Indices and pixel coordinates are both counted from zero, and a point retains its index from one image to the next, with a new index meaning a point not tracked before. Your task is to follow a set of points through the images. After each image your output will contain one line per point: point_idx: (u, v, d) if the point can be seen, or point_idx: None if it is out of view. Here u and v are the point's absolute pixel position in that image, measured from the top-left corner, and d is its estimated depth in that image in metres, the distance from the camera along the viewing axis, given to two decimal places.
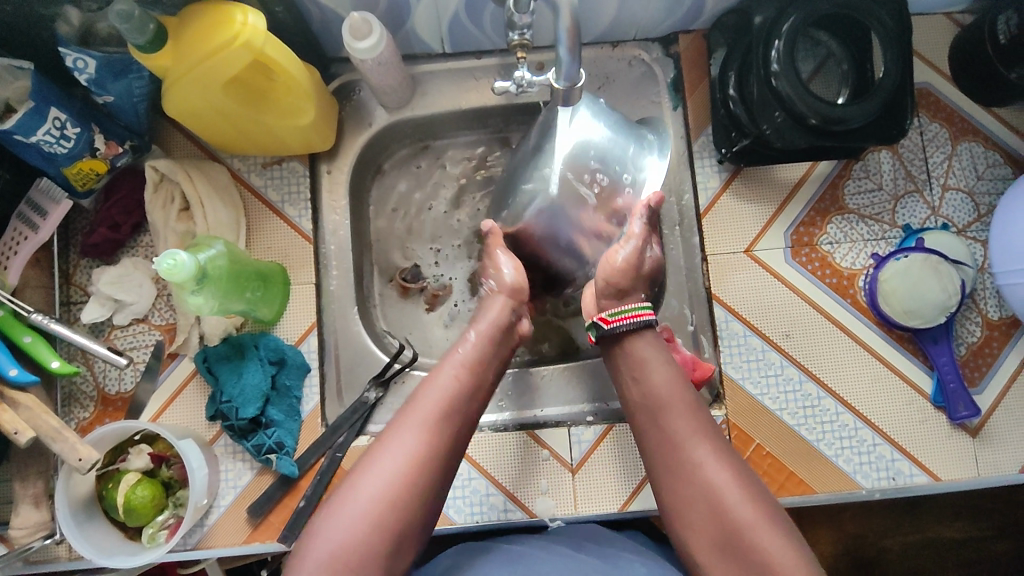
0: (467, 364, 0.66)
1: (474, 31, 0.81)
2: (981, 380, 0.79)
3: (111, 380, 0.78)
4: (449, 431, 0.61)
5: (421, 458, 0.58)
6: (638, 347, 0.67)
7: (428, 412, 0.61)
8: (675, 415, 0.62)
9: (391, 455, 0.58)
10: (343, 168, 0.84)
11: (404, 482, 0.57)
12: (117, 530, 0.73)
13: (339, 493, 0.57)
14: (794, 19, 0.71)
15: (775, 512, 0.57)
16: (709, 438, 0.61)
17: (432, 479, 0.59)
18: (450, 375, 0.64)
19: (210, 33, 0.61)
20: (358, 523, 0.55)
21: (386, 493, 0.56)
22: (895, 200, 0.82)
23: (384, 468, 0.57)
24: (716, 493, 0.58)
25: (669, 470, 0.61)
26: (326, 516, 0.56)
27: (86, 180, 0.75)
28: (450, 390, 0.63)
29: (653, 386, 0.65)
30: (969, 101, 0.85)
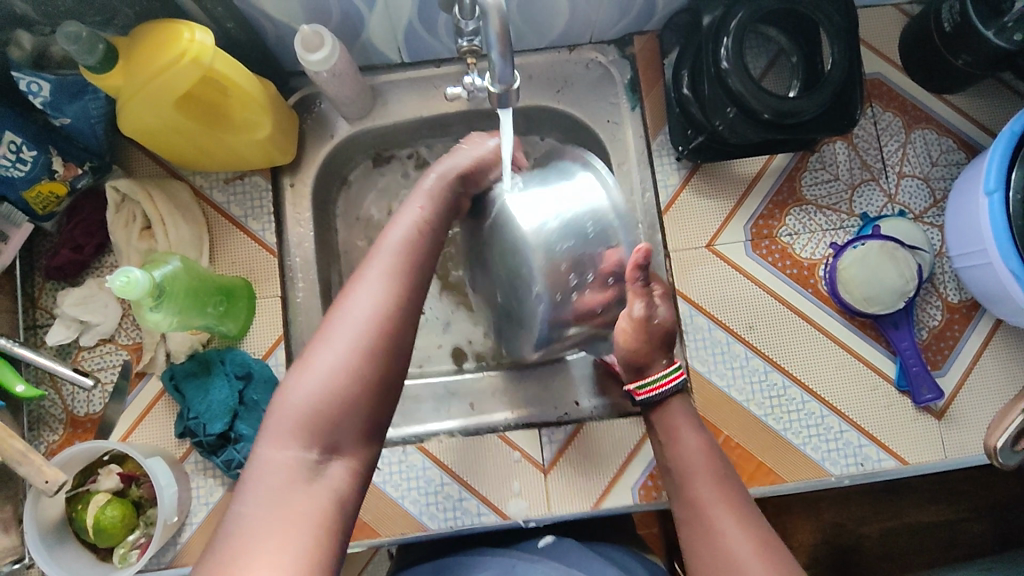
0: (426, 220, 0.65)
1: (430, 39, 0.82)
2: (944, 363, 0.80)
3: (80, 402, 0.77)
4: (415, 275, 0.60)
5: (392, 300, 0.56)
6: (670, 416, 0.69)
7: (389, 261, 0.59)
8: (699, 482, 0.64)
9: (360, 301, 0.56)
10: (307, 181, 0.85)
11: (377, 324, 0.55)
12: (88, 552, 0.72)
13: (309, 347, 0.54)
14: (741, 15, 0.73)
15: None
16: (733, 507, 0.61)
17: (404, 323, 0.57)
18: (410, 226, 0.63)
19: (158, 51, 0.62)
20: (336, 369, 0.53)
21: (361, 337, 0.54)
22: (851, 189, 0.84)
23: (354, 314, 0.55)
24: (735, 562, 0.57)
25: (699, 542, 0.60)
26: (303, 366, 0.53)
27: (46, 203, 0.75)
28: (410, 238, 0.62)
29: (680, 452, 0.67)
30: (920, 89, 0.87)
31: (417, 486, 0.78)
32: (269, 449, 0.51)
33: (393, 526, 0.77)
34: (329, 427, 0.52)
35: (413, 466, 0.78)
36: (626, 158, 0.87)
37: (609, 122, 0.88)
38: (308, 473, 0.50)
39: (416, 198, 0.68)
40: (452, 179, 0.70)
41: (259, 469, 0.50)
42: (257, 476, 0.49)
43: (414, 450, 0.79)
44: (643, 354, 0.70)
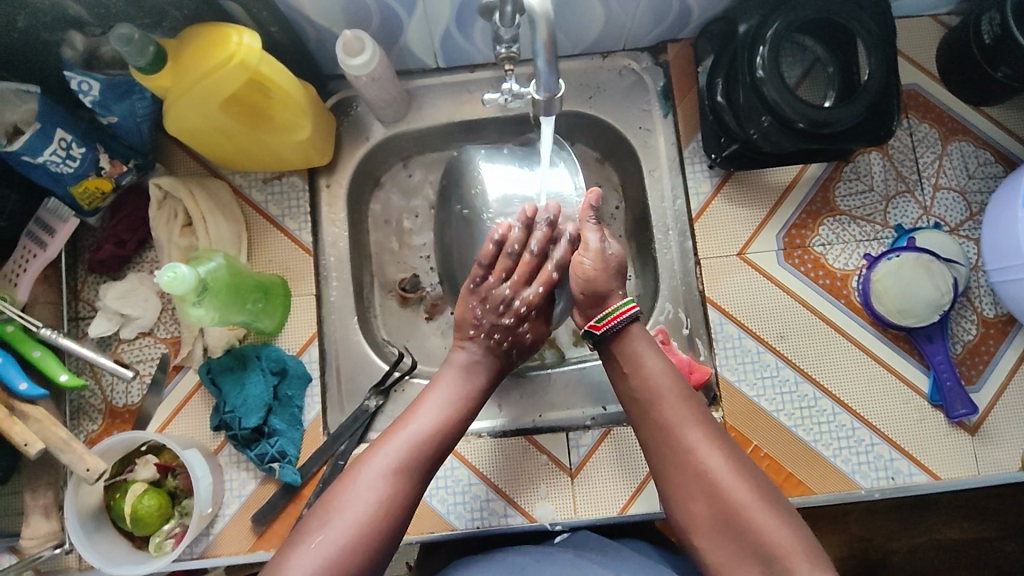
0: (452, 399, 0.67)
1: (466, 45, 0.83)
2: (978, 378, 0.79)
3: (119, 393, 0.79)
4: (430, 460, 0.62)
5: (400, 491, 0.59)
6: (632, 344, 0.67)
7: (410, 442, 0.61)
8: (667, 405, 0.63)
9: (370, 486, 0.58)
10: (342, 182, 0.86)
11: (379, 509, 0.57)
12: (124, 540, 0.74)
13: (312, 521, 0.56)
14: (778, 25, 0.73)
15: (771, 494, 0.58)
16: (702, 424, 0.61)
17: (406, 511, 0.59)
18: (439, 405, 0.66)
19: (206, 54, 0.63)
20: (332, 552, 0.54)
21: (364, 522, 0.56)
22: (886, 201, 0.83)
23: (362, 495, 0.57)
24: (710, 479, 0.58)
25: (669, 458, 0.61)
26: (304, 541, 0.55)
27: (92, 199, 0.77)
28: (436, 420, 0.64)
29: (647, 377, 0.65)
30: (958, 101, 0.86)
31: (445, 485, 0.79)
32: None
33: (421, 524, 0.77)
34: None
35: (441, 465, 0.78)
36: (657, 164, 0.88)
37: (640, 129, 0.88)
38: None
39: (446, 371, 0.71)
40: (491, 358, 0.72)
41: None
42: None
43: None
44: (602, 282, 0.69)
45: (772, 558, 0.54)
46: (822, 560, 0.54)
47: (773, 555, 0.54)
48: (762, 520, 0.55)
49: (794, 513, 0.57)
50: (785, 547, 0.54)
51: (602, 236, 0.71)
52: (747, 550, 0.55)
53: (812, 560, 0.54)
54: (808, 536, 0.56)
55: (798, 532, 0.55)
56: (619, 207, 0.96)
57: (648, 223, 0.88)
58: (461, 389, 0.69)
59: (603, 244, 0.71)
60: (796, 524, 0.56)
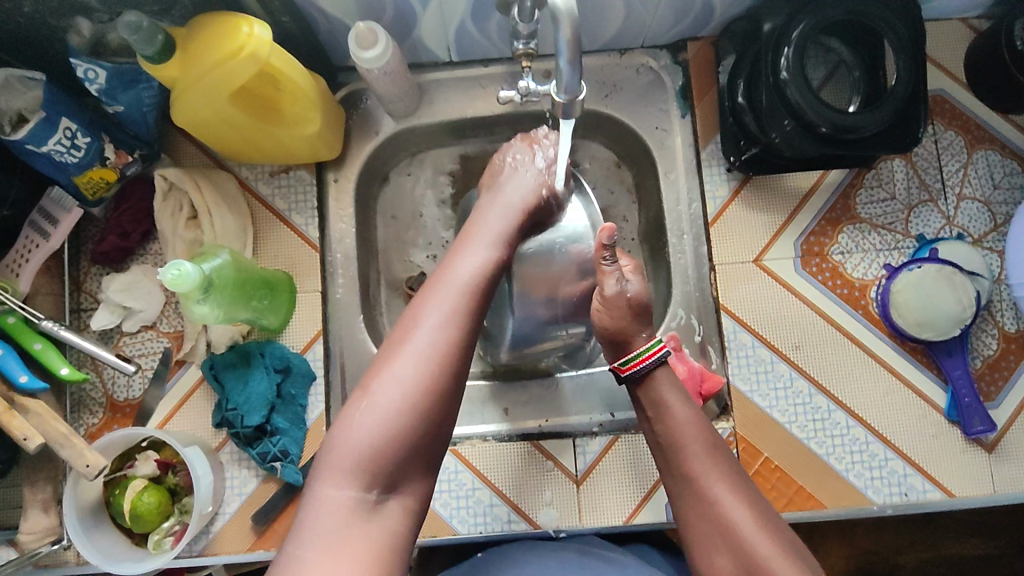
0: (493, 243, 0.63)
1: (481, 39, 0.81)
2: (997, 395, 0.78)
3: (120, 387, 0.78)
4: (482, 301, 0.58)
5: (455, 335, 0.55)
6: (658, 390, 0.68)
7: (458, 287, 0.57)
8: (692, 456, 0.64)
9: (424, 334, 0.54)
10: (350, 177, 0.84)
11: (439, 357, 0.53)
12: (123, 536, 0.73)
13: (369, 378, 0.53)
14: (805, 25, 0.70)
15: (792, 546, 0.58)
16: (727, 477, 0.63)
17: (465, 357, 0.55)
18: (483, 250, 0.61)
19: (216, 44, 0.62)
20: (395, 405, 0.51)
21: (424, 374, 0.52)
22: (908, 209, 0.81)
23: (417, 348, 0.53)
24: (733, 530, 0.59)
25: (693, 509, 0.63)
26: (363, 398, 0.52)
27: (96, 189, 0.75)
28: (480, 263, 0.60)
29: (673, 428, 0.66)
30: (986, 108, 0.83)
31: (448, 489, 0.77)
32: (323, 485, 0.50)
33: (423, 528, 0.76)
34: (387, 466, 0.50)
35: (445, 469, 0.77)
36: (673, 166, 0.86)
37: (657, 129, 0.86)
38: (371, 501, 0.50)
39: (483, 221, 0.66)
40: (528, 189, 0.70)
41: (315, 500, 0.50)
42: (317, 502, 0.49)
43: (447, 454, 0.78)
44: (624, 330, 0.70)
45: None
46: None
47: None
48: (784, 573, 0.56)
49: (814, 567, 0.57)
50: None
51: (621, 279, 0.70)
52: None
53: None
54: None
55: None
56: (632, 209, 0.94)
57: (662, 226, 0.86)
58: (501, 233, 0.64)
59: (620, 285, 0.69)
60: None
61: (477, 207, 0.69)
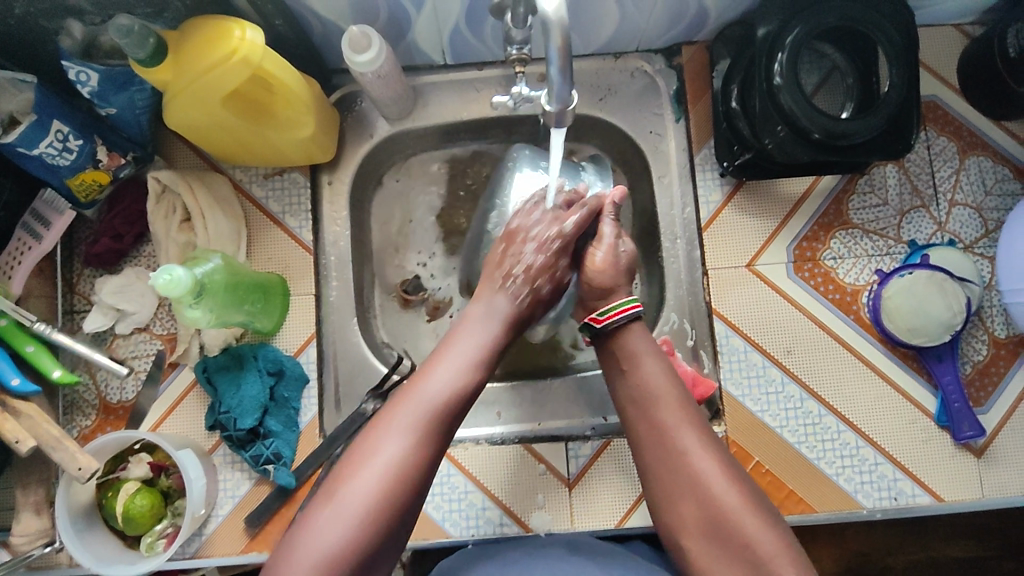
0: (474, 353, 0.62)
1: (475, 42, 0.81)
2: (986, 400, 0.78)
3: (113, 389, 0.78)
4: (450, 420, 0.58)
5: (419, 456, 0.55)
6: (631, 342, 0.65)
7: (429, 406, 0.57)
8: (663, 406, 0.61)
9: (387, 450, 0.54)
10: (344, 179, 0.84)
11: (398, 477, 0.54)
12: (116, 538, 0.73)
13: (329, 488, 0.54)
14: (798, 32, 0.71)
15: (762, 503, 0.57)
16: (696, 428, 0.60)
17: (425, 477, 0.56)
18: (461, 361, 0.61)
19: (208, 49, 0.61)
20: (348, 523, 0.52)
21: (383, 489, 0.53)
22: (900, 215, 0.81)
23: (382, 462, 0.54)
24: (701, 481, 0.57)
25: (658, 457, 0.60)
26: (321, 509, 0.53)
27: (89, 191, 0.75)
28: (456, 378, 0.60)
29: (643, 379, 0.62)
30: (979, 115, 0.84)
31: (441, 492, 0.77)
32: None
33: (415, 531, 0.76)
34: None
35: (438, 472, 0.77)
36: (667, 170, 0.86)
37: (652, 133, 0.86)
38: None
39: (467, 327, 0.65)
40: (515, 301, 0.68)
41: None
42: None
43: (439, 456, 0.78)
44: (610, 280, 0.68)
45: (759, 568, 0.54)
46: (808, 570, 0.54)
47: (761, 563, 0.54)
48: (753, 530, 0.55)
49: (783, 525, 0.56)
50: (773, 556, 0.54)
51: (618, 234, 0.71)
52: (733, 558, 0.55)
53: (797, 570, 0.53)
54: (796, 547, 0.55)
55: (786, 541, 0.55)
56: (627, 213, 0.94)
57: (656, 229, 0.87)
58: (485, 345, 0.63)
59: (617, 241, 0.70)
60: (786, 533, 0.56)
61: (462, 311, 0.68)
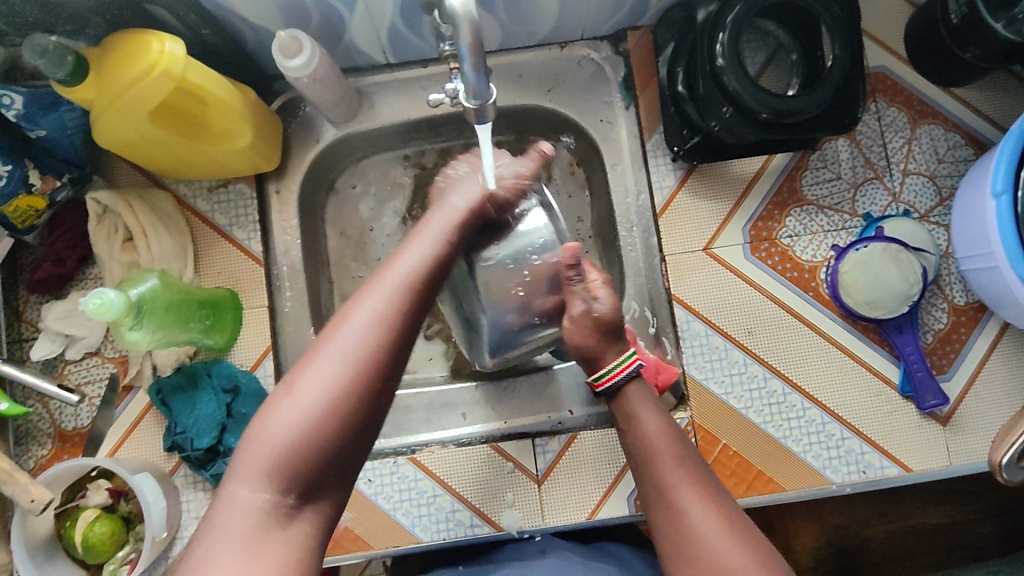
0: (444, 231, 0.57)
1: (415, 39, 0.79)
2: (949, 367, 0.78)
3: (67, 417, 0.77)
4: (424, 302, 0.52)
5: (402, 326, 0.50)
6: (630, 402, 0.66)
7: (407, 276, 0.52)
8: (664, 462, 0.60)
9: (359, 322, 0.48)
10: (293, 187, 0.83)
11: (370, 357, 0.48)
12: (79, 568, 0.72)
13: (291, 373, 0.48)
14: (738, 10, 0.70)
15: (769, 562, 0.53)
16: (702, 484, 0.58)
17: (401, 350, 0.50)
18: (423, 252, 0.54)
19: (127, 63, 0.60)
20: (308, 417, 0.46)
21: (367, 351, 0.48)
22: (854, 188, 0.81)
23: (359, 327, 0.48)
24: (699, 540, 0.54)
25: (661, 516, 0.58)
26: (285, 394, 0.47)
27: (26, 217, 0.73)
28: (421, 269, 0.53)
29: (644, 433, 0.63)
30: (928, 83, 0.83)
31: (409, 497, 0.76)
32: (235, 490, 0.45)
33: (385, 538, 0.75)
34: (304, 473, 0.46)
35: (404, 477, 0.76)
36: (620, 158, 0.85)
37: (602, 122, 0.85)
38: (277, 520, 0.45)
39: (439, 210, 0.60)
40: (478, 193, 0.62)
41: (220, 512, 0.45)
42: (220, 516, 0.45)
43: (406, 462, 0.77)
44: (592, 346, 0.68)
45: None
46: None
47: None
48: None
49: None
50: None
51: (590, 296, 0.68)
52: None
53: None
54: None
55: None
56: (586, 202, 0.92)
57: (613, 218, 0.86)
58: (450, 235, 0.58)
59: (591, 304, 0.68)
60: None
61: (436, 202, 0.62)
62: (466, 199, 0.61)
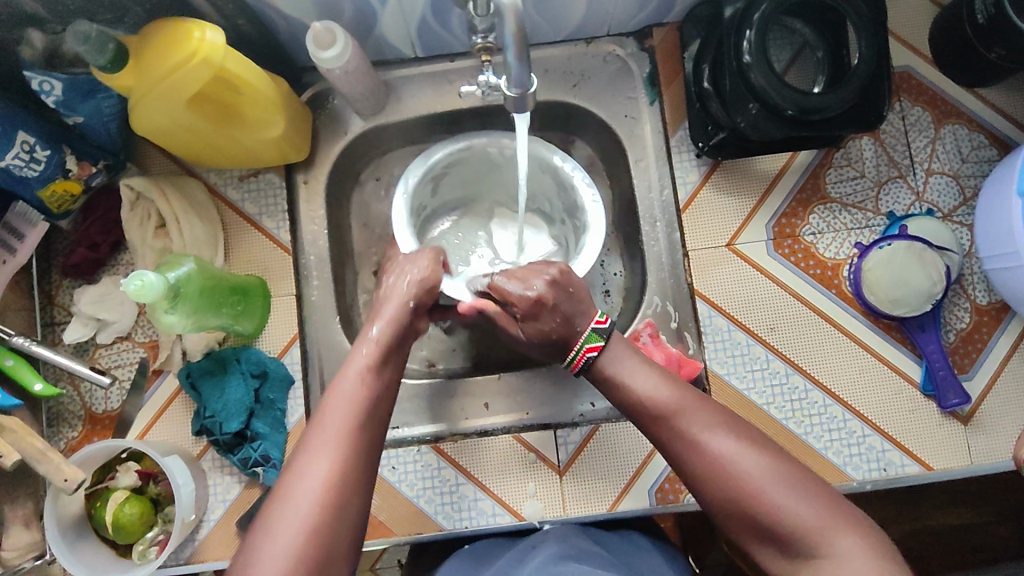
0: (373, 364, 0.61)
1: (444, 34, 0.80)
2: (971, 367, 0.78)
3: (98, 399, 0.78)
4: (365, 441, 0.57)
5: (347, 471, 0.54)
6: (605, 369, 0.65)
7: (342, 421, 0.57)
8: (664, 403, 0.60)
9: (308, 483, 0.53)
10: (320, 178, 0.84)
11: (322, 508, 0.52)
12: (108, 548, 0.73)
13: (250, 549, 0.51)
14: (765, 8, 0.70)
15: (790, 467, 0.56)
16: (706, 412, 0.59)
17: (349, 497, 0.54)
18: (353, 389, 0.59)
19: (167, 52, 0.61)
20: None
21: (320, 505, 0.52)
22: (878, 186, 0.81)
23: (308, 486, 0.53)
24: (721, 464, 0.56)
25: (673, 450, 0.59)
26: (247, 563, 0.50)
27: (62, 202, 0.74)
28: (352, 414, 0.57)
29: (631, 386, 0.62)
30: (952, 84, 0.84)
31: (432, 485, 0.78)
32: None
33: (408, 525, 0.77)
34: None
35: (428, 465, 0.78)
36: (643, 154, 0.85)
37: (626, 117, 0.86)
38: None
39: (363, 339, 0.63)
40: (397, 316, 0.65)
41: None
42: None
43: (430, 450, 0.79)
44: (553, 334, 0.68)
45: (811, 548, 0.53)
46: (863, 529, 0.53)
47: (807, 540, 0.53)
48: (795, 510, 0.54)
49: (812, 481, 0.56)
50: (821, 528, 0.53)
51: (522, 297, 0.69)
52: (785, 551, 0.54)
53: (852, 533, 0.53)
54: (841, 508, 0.54)
55: (830, 507, 0.54)
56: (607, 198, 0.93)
57: (635, 213, 0.86)
58: (377, 363, 0.61)
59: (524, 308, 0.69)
60: (823, 490, 0.55)
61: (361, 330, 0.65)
62: (383, 321, 0.65)
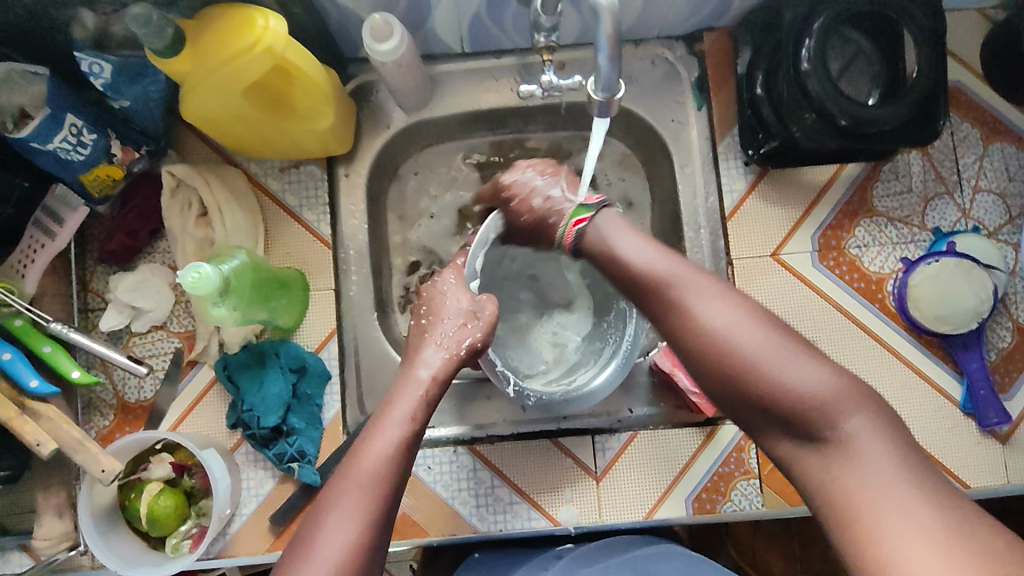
0: (409, 421, 0.61)
1: (495, 30, 0.79)
2: (1011, 386, 0.78)
3: (131, 389, 0.77)
4: (389, 505, 0.57)
5: (367, 536, 0.54)
6: (598, 238, 0.69)
7: (368, 483, 0.56)
8: (661, 278, 0.63)
9: (327, 548, 0.53)
10: (361, 172, 0.83)
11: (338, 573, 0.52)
12: (139, 539, 0.72)
13: None
14: (826, 17, 0.69)
15: (795, 342, 0.57)
16: (710, 287, 0.61)
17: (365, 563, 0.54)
18: (388, 448, 0.59)
19: (226, 39, 0.59)
20: None
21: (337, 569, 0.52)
22: (924, 202, 0.81)
23: (325, 552, 0.52)
24: (721, 335, 0.58)
25: (675, 324, 0.61)
26: None
27: (103, 186, 0.73)
28: (383, 472, 0.57)
29: (628, 260, 0.66)
30: (1002, 101, 0.83)
31: (468, 486, 0.77)
32: None
33: (442, 526, 0.76)
34: None
35: (464, 465, 0.77)
36: (689, 159, 0.84)
37: (672, 121, 0.85)
38: None
39: (403, 394, 0.63)
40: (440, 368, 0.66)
41: None
42: None
43: (466, 451, 0.78)
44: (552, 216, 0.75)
45: (815, 419, 0.53)
46: (876, 410, 0.53)
47: (813, 412, 0.53)
48: (805, 380, 0.54)
49: (821, 356, 0.56)
50: (825, 398, 0.53)
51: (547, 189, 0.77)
52: (797, 426, 0.54)
53: (861, 409, 0.53)
54: (847, 382, 0.54)
55: (836, 378, 0.54)
56: (647, 202, 0.92)
57: (678, 218, 0.85)
58: (413, 423, 0.61)
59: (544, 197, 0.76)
60: (833, 366, 0.55)
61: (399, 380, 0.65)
62: (429, 369, 0.66)
